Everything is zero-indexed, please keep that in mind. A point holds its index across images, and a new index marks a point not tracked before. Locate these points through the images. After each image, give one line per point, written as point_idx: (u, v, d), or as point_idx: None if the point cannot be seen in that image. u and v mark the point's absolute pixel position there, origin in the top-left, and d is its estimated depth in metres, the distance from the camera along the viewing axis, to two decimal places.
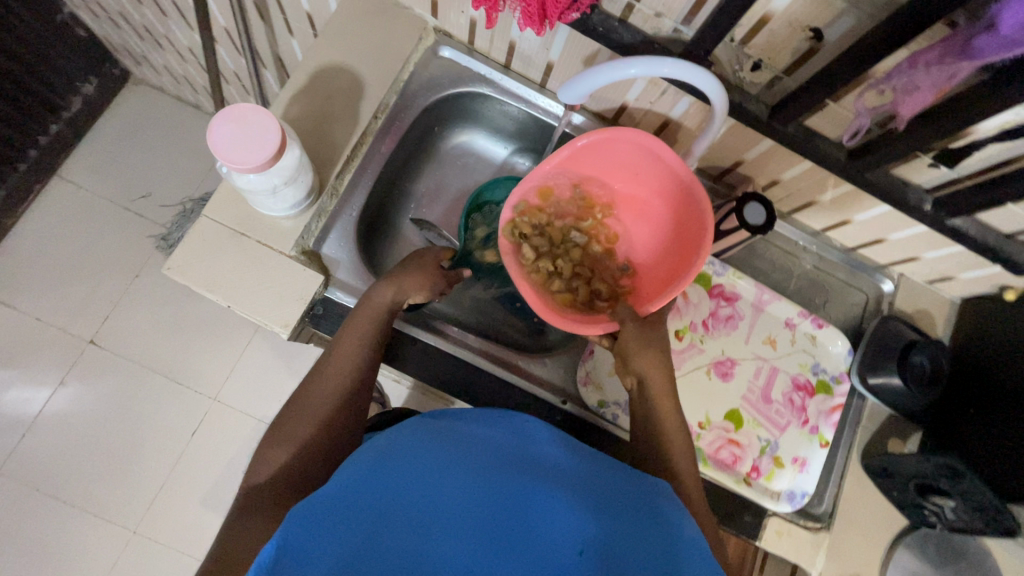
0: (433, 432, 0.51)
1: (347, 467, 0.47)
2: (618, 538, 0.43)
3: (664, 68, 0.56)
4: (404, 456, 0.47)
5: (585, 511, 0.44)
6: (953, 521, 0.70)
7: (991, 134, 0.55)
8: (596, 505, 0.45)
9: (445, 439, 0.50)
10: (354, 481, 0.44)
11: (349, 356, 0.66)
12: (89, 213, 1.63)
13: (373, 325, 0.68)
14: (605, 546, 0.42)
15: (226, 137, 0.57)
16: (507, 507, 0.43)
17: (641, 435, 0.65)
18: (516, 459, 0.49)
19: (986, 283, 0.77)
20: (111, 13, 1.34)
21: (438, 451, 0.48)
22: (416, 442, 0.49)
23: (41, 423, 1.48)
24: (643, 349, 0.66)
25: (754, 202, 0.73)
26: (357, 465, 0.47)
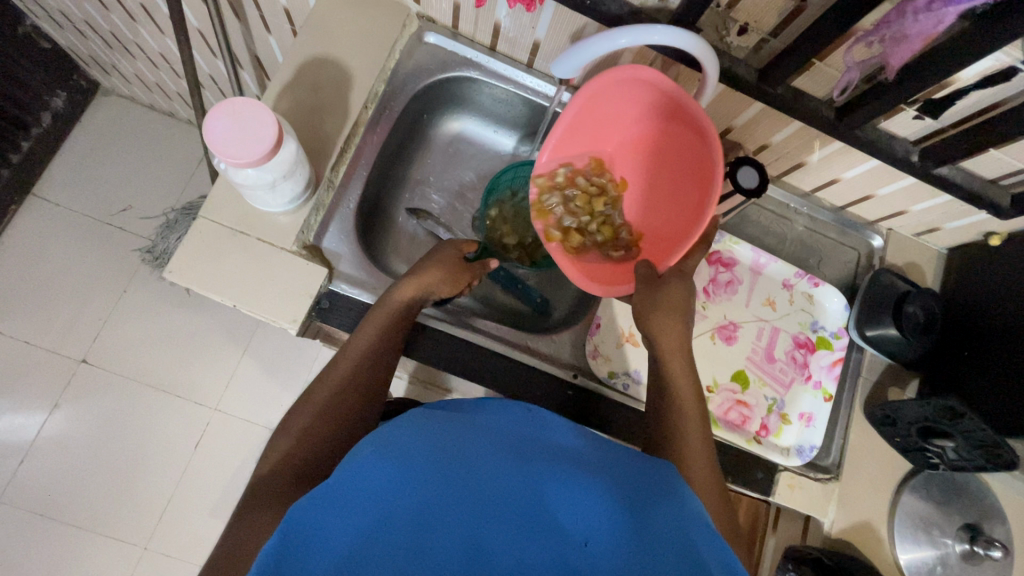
0: (447, 421, 0.51)
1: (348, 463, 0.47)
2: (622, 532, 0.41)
3: (654, 36, 0.56)
4: (415, 440, 0.47)
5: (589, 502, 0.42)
6: (955, 460, 0.73)
7: (974, 81, 0.57)
8: (602, 496, 0.43)
9: (458, 425, 0.50)
10: (357, 479, 0.44)
11: (361, 350, 0.66)
12: (69, 230, 1.59)
13: (389, 320, 0.68)
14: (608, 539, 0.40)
15: (222, 132, 0.56)
16: (516, 491, 0.43)
17: (656, 400, 0.67)
18: (531, 445, 0.49)
19: (972, 231, 0.79)
20: (76, 22, 1.31)
21: (451, 436, 0.48)
22: (427, 429, 0.49)
23: (38, 446, 1.46)
24: (655, 315, 0.68)
25: (746, 167, 0.73)
26: (367, 453, 0.47)
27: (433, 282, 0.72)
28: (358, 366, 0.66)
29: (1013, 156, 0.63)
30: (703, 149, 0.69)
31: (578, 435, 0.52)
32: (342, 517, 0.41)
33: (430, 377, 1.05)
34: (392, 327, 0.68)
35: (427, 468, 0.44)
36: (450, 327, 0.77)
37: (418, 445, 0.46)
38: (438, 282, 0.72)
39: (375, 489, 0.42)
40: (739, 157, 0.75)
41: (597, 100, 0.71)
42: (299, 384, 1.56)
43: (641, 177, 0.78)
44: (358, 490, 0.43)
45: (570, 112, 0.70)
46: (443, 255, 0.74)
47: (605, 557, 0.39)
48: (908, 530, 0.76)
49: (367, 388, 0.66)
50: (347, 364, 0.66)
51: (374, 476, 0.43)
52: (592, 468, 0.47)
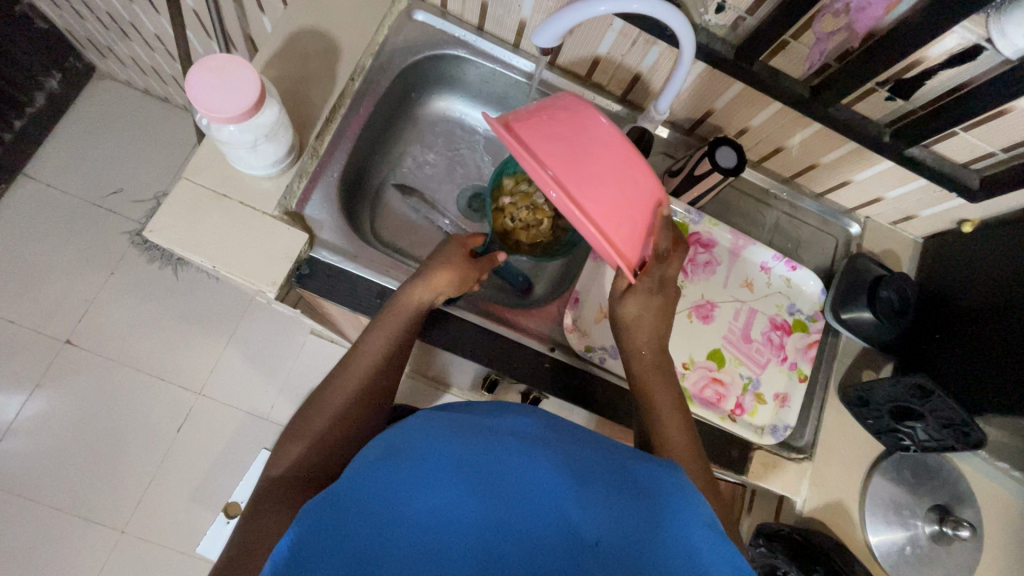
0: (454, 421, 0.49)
1: (356, 463, 0.46)
2: (629, 530, 0.40)
3: (634, 4, 0.57)
4: (415, 446, 0.45)
5: (600, 502, 0.41)
6: (925, 440, 0.75)
7: (941, 61, 0.59)
8: (611, 492, 0.42)
9: (457, 426, 0.48)
10: (364, 482, 0.43)
11: (373, 360, 0.67)
12: (59, 211, 1.59)
13: (398, 327, 0.68)
14: (616, 538, 0.40)
15: (206, 87, 0.57)
16: (527, 490, 0.41)
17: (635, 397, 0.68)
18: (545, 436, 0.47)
19: (945, 218, 0.81)
20: (74, 2, 1.32)
21: (461, 434, 0.47)
22: (424, 432, 0.47)
23: (18, 426, 1.44)
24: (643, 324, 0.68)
25: (725, 147, 0.75)
26: (368, 458, 0.46)
27: (442, 285, 0.71)
28: (369, 375, 0.66)
29: (981, 139, 0.65)
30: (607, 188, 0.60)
31: (577, 425, 0.51)
32: (350, 526, 0.40)
33: (426, 366, 1.06)
34: (401, 332, 0.69)
35: (429, 474, 0.42)
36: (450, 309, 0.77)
37: (415, 450, 0.45)
38: (446, 285, 0.71)
39: (381, 497, 0.41)
40: (717, 137, 0.76)
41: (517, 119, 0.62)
42: (284, 371, 1.56)
43: None
44: (366, 490, 0.42)
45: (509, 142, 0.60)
46: (448, 256, 0.73)
47: (614, 556, 0.39)
48: (879, 511, 0.77)
49: (380, 395, 0.67)
50: (359, 372, 0.66)
51: (379, 484, 0.42)
52: (606, 468, 0.45)
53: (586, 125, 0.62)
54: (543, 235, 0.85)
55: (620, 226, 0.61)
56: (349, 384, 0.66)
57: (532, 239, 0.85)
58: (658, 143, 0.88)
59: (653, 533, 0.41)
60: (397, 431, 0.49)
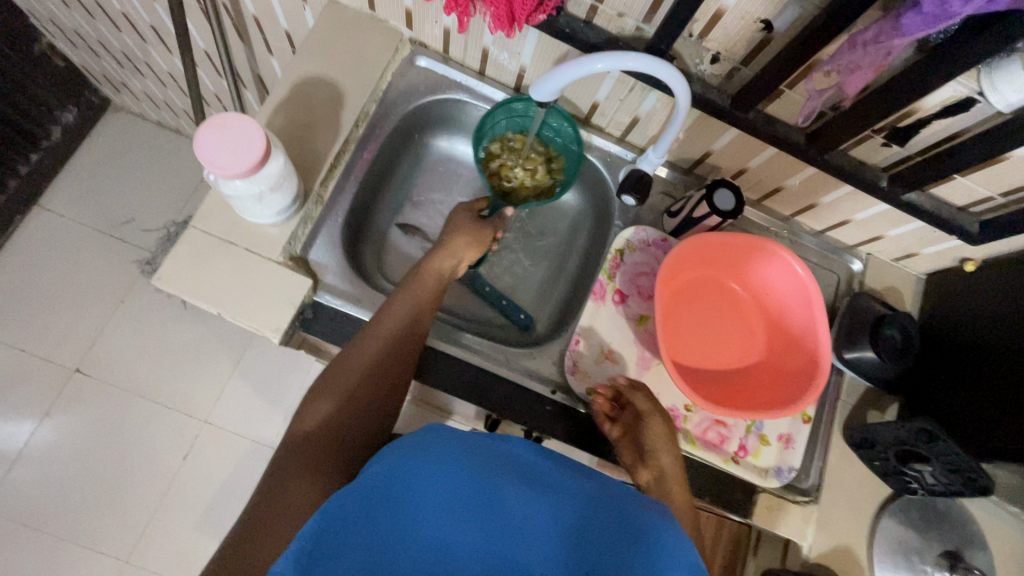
0: (469, 440, 0.49)
1: (372, 468, 0.48)
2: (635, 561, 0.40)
3: (628, 63, 0.59)
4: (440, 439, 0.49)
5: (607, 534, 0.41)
6: (933, 484, 0.73)
7: (935, 111, 0.59)
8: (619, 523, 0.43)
9: (470, 443, 0.48)
10: (379, 481, 0.45)
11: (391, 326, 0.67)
12: (72, 241, 1.62)
13: (419, 294, 0.71)
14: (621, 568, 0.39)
15: (211, 145, 0.59)
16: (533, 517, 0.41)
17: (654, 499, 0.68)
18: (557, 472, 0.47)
19: (948, 256, 0.81)
20: (91, 42, 1.37)
21: (471, 451, 0.47)
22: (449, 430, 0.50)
23: (26, 455, 1.45)
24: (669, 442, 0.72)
25: (723, 189, 0.76)
26: (394, 452, 0.49)
27: (457, 251, 0.77)
28: (386, 346, 0.66)
29: (979, 184, 0.66)
30: (685, 331, 0.80)
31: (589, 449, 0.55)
32: (384, 505, 0.43)
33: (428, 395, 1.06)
34: (427, 297, 0.71)
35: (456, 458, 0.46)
36: (437, 339, 0.79)
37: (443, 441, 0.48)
38: (464, 248, 0.77)
39: (413, 480, 0.44)
40: (715, 180, 0.77)
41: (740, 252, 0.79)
42: (290, 398, 1.57)
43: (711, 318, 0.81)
44: (380, 489, 0.44)
45: (730, 255, 0.80)
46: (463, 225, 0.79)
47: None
48: (888, 556, 0.76)
49: (388, 377, 0.66)
50: (376, 344, 0.66)
51: (411, 471, 0.45)
52: (615, 506, 0.45)
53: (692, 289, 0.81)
54: (542, 181, 0.83)
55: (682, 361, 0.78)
56: (365, 355, 0.65)
57: (534, 190, 0.83)
58: (657, 183, 0.89)
59: (652, 549, 0.40)
60: (413, 440, 0.50)
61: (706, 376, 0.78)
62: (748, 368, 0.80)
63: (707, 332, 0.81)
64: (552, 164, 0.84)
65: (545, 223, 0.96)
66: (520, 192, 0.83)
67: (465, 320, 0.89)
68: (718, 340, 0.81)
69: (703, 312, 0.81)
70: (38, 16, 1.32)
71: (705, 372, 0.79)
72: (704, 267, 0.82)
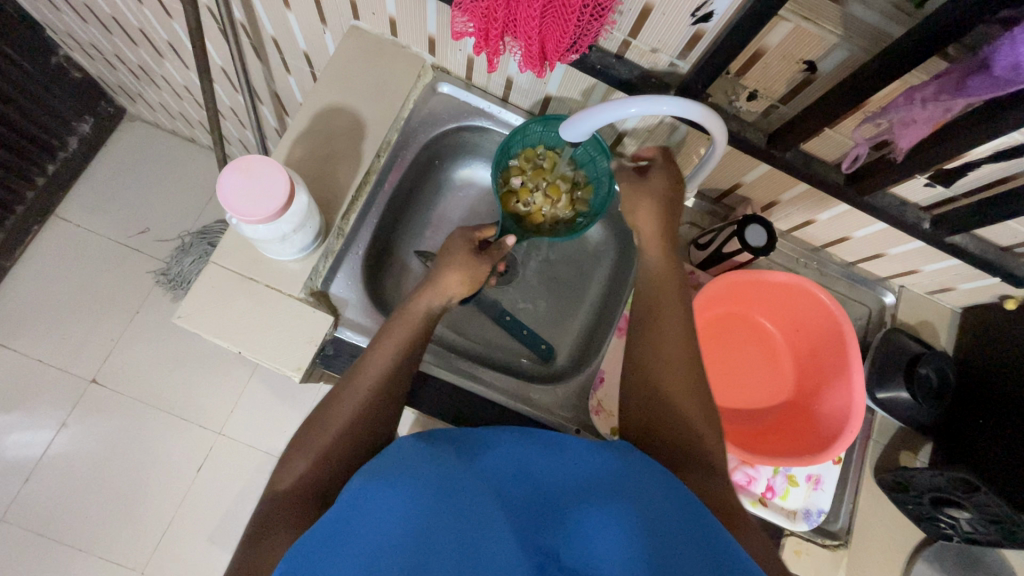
0: (469, 471, 0.45)
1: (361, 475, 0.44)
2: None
3: (662, 107, 0.57)
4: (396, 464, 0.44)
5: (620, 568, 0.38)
6: (969, 532, 0.71)
7: (985, 157, 0.56)
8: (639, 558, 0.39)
9: (468, 475, 0.44)
10: (365, 490, 0.41)
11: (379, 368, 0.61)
12: (89, 251, 1.63)
13: (410, 334, 0.65)
14: None
15: (234, 189, 0.59)
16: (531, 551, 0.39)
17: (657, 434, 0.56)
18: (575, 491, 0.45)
19: (987, 293, 0.78)
20: (106, 54, 1.36)
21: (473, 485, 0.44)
22: (407, 451, 0.46)
23: (43, 466, 1.46)
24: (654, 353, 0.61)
25: (755, 225, 0.74)
26: (351, 485, 0.43)
27: (455, 287, 0.71)
28: (374, 388, 0.60)
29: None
30: (716, 362, 0.79)
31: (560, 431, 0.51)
32: (341, 544, 0.38)
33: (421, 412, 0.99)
34: (421, 335, 0.66)
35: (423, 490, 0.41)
36: (456, 377, 0.78)
37: (398, 469, 0.43)
38: (459, 286, 0.72)
39: (372, 513, 0.39)
40: (746, 215, 0.75)
41: (775, 287, 0.77)
42: (303, 411, 1.56)
43: (741, 351, 0.81)
44: (367, 502, 0.40)
45: (766, 288, 0.77)
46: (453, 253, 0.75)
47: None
48: None
49: (383, 404, 0.60)
50: (361, 390, 0.60)
51: (368, 503, 0.40)
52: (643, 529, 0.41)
53: (724, 320, 0.80)
54: (561, 212, 0.82)
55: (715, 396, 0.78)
56: (354, 386, 0.60)
57: (551, 219, 0.82)
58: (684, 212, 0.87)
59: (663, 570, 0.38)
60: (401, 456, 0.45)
61: (738, 412, 0.78)
62: (773, 409, 0.79)
63: (735, 365, 0.80)
64: (575, 194, 0.82)
65: (568, 248, 0.94)
66: (535, 217, 0.81)
67: (489, 349, 0.89)
68: (747, 376, 0.80)
69: (732, 344, 0.80)
70: (54, 28, 1.32)
71: (737, 408, 0.78)
72: (736, 300, 0.80)
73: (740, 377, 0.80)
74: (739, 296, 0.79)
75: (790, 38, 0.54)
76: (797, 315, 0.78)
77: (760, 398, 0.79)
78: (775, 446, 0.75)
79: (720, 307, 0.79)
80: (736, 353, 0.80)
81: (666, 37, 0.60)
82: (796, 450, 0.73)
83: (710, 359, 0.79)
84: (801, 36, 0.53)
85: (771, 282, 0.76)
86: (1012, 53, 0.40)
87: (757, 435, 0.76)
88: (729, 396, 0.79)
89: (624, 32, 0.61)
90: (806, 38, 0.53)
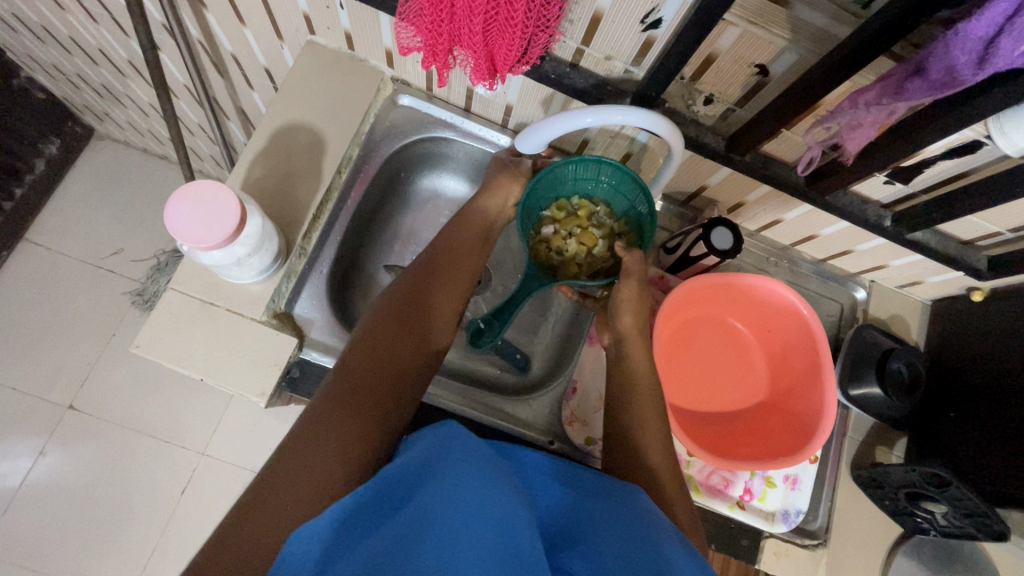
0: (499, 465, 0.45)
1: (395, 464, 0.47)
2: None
3: (617, 116, 0.57)
4: (429, 455, 0.46)
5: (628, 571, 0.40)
6: (945, 526, 0.71)
7: (940, 154, 0.56)
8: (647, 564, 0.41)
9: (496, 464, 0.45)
10: (400, 478, 0.45)
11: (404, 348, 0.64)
12: (62, 274, 1.59)
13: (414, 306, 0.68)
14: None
15: (184, 216, 0.57)
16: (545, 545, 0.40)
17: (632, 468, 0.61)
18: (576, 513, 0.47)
19: (954, 285, 0.78)
20: (68, 73, 1.34)
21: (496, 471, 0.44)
22: (442, 439, 0.47)
23: (21, 496, 1.43)
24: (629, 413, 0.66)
25: (721, 228, 0.73)
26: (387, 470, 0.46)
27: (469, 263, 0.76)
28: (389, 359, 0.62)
29: (986, 220, 0.63)
30: (686, 367, 0.79)
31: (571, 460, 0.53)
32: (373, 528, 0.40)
33: None
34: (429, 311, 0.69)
35: (459, 478, 0.42)
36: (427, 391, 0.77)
37: (435, 456, 0.45)
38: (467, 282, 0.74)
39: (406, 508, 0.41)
40: (712, 218, 0.74)
41: (747, 289, 0.76)
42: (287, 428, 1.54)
43: (714, 355, 0.80)
44: (400, 491, 0.43)
45: (736, 289, 0.77)
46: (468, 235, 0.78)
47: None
48: None
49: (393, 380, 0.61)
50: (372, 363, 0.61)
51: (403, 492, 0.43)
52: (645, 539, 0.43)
53: (696, 325, 0.80)
54: (598, 261, 0.81)
55: (688, 402, 0.77)
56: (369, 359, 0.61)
57: (589, 267, 0.81)
58: (652, 216, 0.87)
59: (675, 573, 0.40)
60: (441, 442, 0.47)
61: (711, 418, 0.77)
62: (748, 413, 0.78)
63: (708, 369, 0.79)
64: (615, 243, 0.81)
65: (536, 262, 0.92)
66: (569, 265, 0.81)
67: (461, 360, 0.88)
68: (720, 380, 0.79)
69: (706, 348, 0.80)
70: (14, 50, 1.30)
71: (710, 414, 0.77)
72: (707, 304, 0.80)
73: (716, 382, 0.79)
74: (714, 298, 0.79)
75: (740, 42, 0.53)
76: (771, 315, 0.78)
77: (733, 401, 0.79)
78: (769, 437, 0.75)
79: (690, 311, 0.79)
80: (709, 357, 0.80)
81: (619, 45, 0.60)
82: (791, 438, 0.72)
83: (682, 366, 0.79)
84: (750, 40, 0.53)
85: (742, 283, 0.76)
86: (948, 58, 0.39)
87: (732, 439, 0.75)
88: (701, 402, 0.78)
89: (577, 40, 0.61)
90: (755, 42, 0.53)
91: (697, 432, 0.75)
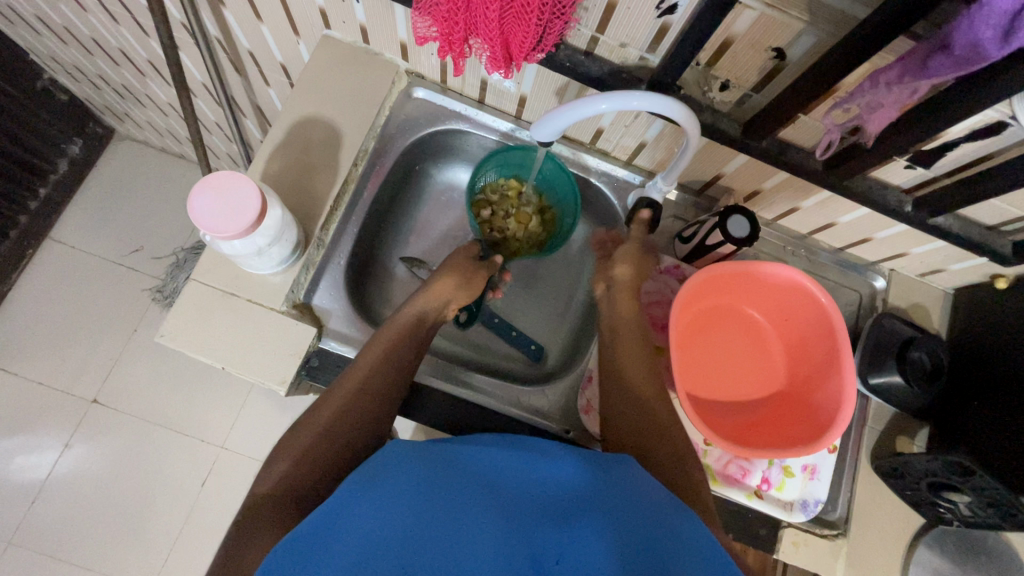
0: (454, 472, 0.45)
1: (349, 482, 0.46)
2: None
3: (633, 102, 0.57)
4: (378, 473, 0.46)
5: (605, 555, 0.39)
6: (968, 516, 0.70)
7: (963, 136, 0.55)
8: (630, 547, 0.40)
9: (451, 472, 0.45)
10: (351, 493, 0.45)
11: (370, 366, 0.63)
12: (85, 272, 1.63)
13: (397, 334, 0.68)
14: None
15: (205, 206, 0.59)
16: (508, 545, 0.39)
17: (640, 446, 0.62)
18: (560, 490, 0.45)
19: (976, 272, 0.77)
20: (90, 74, 1.37)
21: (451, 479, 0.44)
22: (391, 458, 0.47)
23: (48, 488, 1.47)
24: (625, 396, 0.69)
25: (737, 215, 0.73)
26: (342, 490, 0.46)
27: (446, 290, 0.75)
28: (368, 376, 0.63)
29: (1009, 205, 0.62)
30: (700, 355, 0.78)
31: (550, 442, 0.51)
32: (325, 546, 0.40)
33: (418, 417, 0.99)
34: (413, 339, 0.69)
35: (408, 494, 0.43)
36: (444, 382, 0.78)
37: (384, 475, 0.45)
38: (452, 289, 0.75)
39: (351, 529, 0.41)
40: (729, 206, 0.74)
41: (762, 278, 0.76)
42: None
43: (728, 343, 0.80)
44: (356, 503, 0.43)
45: (753, 277, 0.76)
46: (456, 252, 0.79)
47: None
48: None
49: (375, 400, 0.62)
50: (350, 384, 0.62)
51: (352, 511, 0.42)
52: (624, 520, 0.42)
53: (709, 313, 0.80)
54: (533, 233, 0.90)
55: (702, 390, 0.77)
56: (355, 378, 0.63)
57: (527, 241, 0.89)
58: (667, 206, 0.87)
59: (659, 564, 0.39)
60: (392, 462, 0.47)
61: (726, 405, 0.77)
62: (759, 407, 0.78)
63: (723, 357, 0.79)
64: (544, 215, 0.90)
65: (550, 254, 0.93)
66: (511, 242, 0.89)
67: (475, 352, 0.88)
68: (735, 368, 0.79)
69: (719, 337, 0.79)
70: (38, 53, 1.33)
71: (725, 402, 0.77)
72: (722, 293, 0.79)
73: (729, 371, 0.79)
74: (727, 287, 0.78)
75: (755, 26, 0.53)
76: (787, 304, 0.77)
77: (748, 390, 0.78)
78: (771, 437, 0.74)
79: (705, 299, 0.79)
80: (723, 345, 0.79)
81: (633, 32, 0.60)
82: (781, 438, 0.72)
83: (695, 353, 0.78)
84: (766, 24, 0.52)
85: (757, 272, 0.75)
86: (971, 33, 0.39)
87: (748, 429, 0.75)
88: (716, 390, 0.77)
89: (591, 28, 0.61)
90: (771, 26, 0.52)
91: (714, 418, 0.74)
